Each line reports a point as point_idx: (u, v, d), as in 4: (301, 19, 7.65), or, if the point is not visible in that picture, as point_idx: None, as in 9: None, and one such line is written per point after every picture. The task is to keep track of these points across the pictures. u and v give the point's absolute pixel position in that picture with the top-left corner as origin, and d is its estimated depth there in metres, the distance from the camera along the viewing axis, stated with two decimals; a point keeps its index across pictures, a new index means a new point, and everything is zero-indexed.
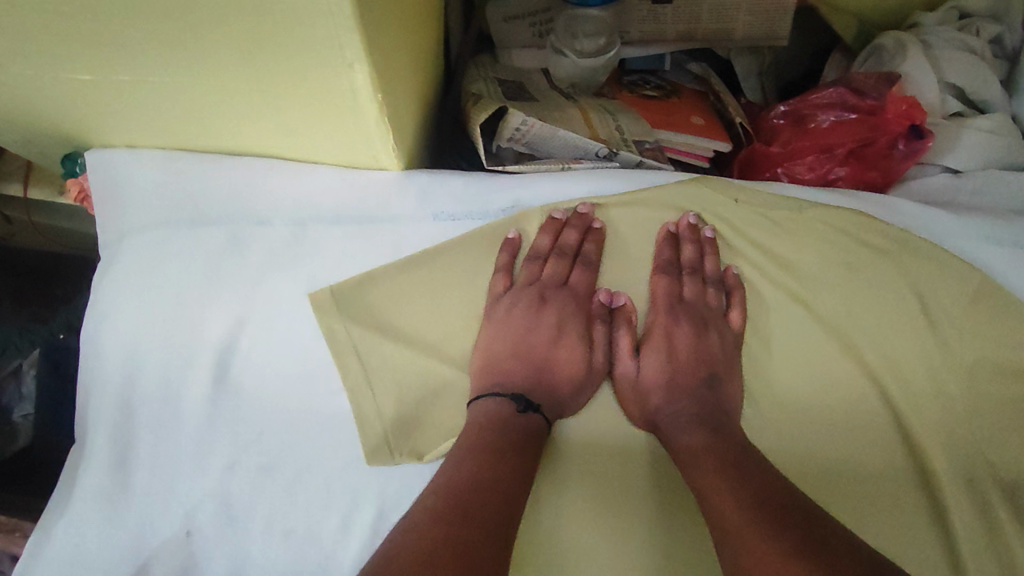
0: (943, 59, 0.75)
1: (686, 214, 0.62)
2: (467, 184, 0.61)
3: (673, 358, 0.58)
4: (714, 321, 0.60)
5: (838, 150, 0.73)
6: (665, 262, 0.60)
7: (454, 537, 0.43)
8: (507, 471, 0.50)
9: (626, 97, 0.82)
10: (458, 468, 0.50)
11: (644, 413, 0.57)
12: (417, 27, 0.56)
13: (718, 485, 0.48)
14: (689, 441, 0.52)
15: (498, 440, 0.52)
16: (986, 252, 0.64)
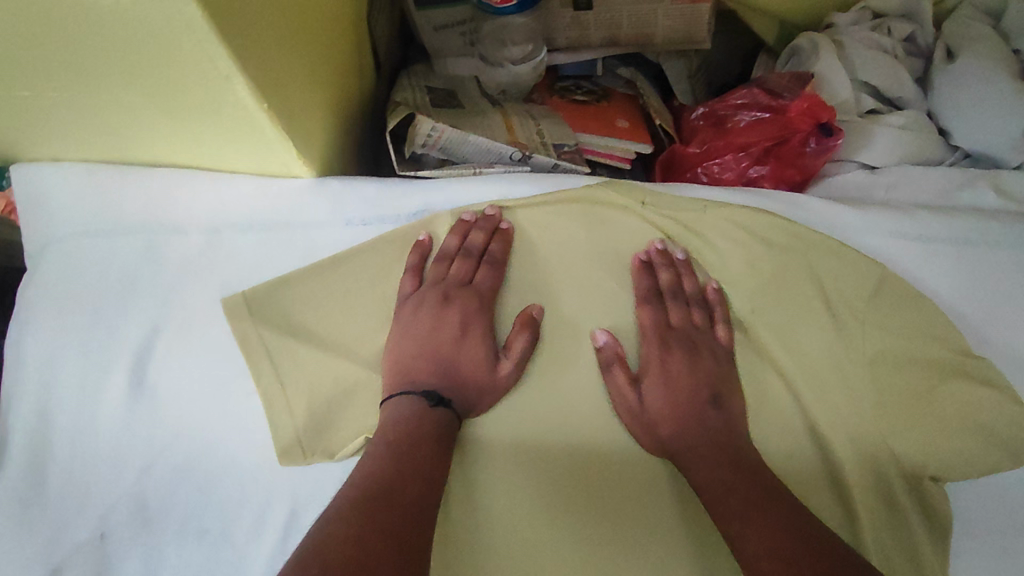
0: (856, 59, 0.78)
1: (652, 243, 0.64)
2: (380, 189, 0.62)
3: (675, 387, 0.60)
4: (704, 342, 0.62)
5: (753, 148, 0.75)
6: (647, 293, 0.63)
7: (376, 521, 0.46)
8: (424, 461, 0.53)
9: (555, 102, 0.84)
10: (376, 459, 0.53)
11: (656, 442, 0.59)
12: (319, 39, 0.58)
13: (750, 531, 0.51)
14: (711, 481, 0.55)
15: (412, 432, 0.54)
16: (891, 246, 0.65)
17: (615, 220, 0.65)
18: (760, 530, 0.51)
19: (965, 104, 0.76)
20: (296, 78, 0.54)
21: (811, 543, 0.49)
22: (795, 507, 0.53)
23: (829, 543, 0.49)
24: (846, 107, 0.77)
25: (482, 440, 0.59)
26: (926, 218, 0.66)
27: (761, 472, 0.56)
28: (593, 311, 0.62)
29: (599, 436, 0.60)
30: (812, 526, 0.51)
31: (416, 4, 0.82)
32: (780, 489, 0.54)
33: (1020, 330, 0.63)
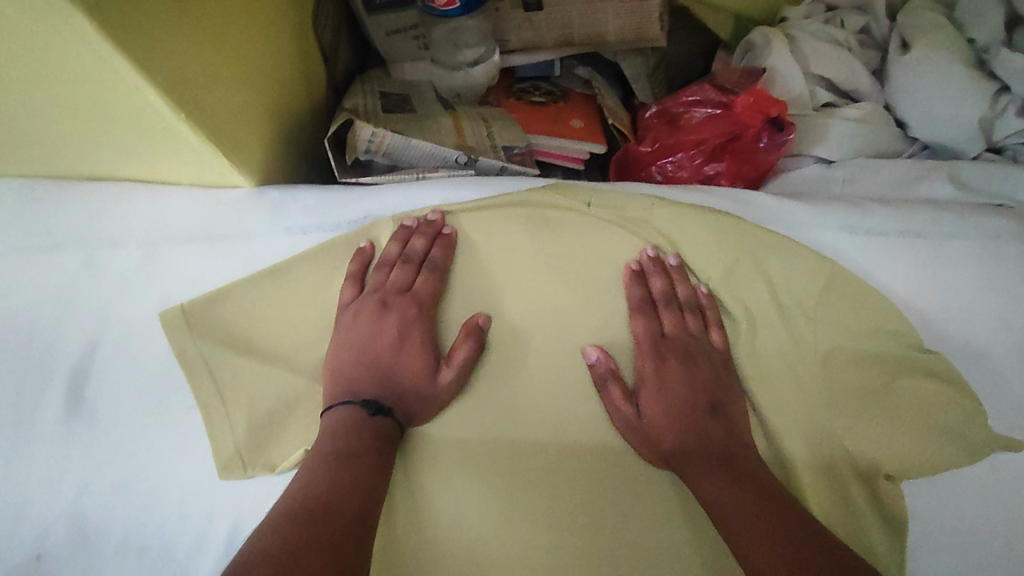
0: (809, 52, 0.77)
1: (644, 249, 0.63)
2: (318, 197, 0.61)
3: (673, 398, 0.58)
4: (699, 348, 0.61)
5: (706, 145, 0.75)
6: (640, 302, 0.61)
7: (309, 539, 0.44)
8: (362, 472, 0.51)
9: (511, 104, 0.84)
10: (314, 471, 0.51)
11: (657, 455, 0.58)
12: (249, 45, 0.58)
13: (756, 543, 0.49)
14: (717, 493, 0.53)
15: (349, 444, 0.53)
16: (841, 242, 0.64)
17: (560, 220, 0.63)
18: (767, 546, 0.48)
19: (921, 94, 0.75)
20: (220, 86, 0.53)
21: (819, 557, 0.47)
22: (800, 516, 0.51)
23: (841, 558, 0.47)
24: (801, 101, 0.77)
25: (421, 450, 0.58)
26: (878, 212, 0.65)
27: (764, 482, 0.54)
28: (540, 315, 0.61)
29: (546, 443, 0.59)
30: (818, 536, 0.49)
31: (366, 9, 0.81)
32: (785, 497, 0.53)
33: (976, 324, 0.62)
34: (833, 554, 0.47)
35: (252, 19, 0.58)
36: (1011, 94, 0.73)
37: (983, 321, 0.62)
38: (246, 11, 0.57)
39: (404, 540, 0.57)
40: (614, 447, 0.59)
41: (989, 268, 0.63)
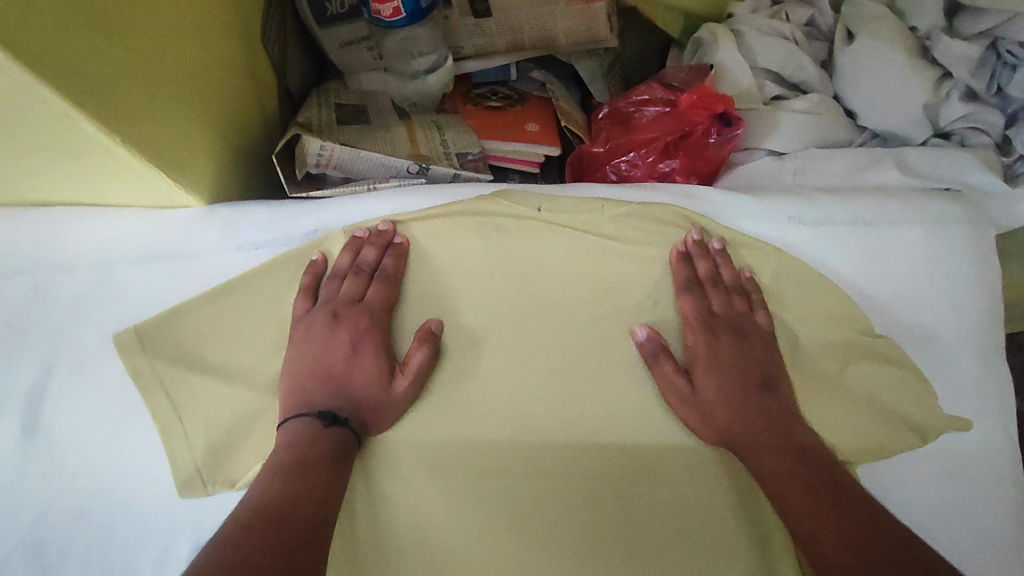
0: (754, 47, 0.79)
1: (690, 232, 0.63)
2: (270, 212, 0.62)
3: (729, 373, 0.58)
4: (749, 327, 0.61)
5: (658, 143, 0.75)
6: (685, 282, 0.62)
7: (266, 551, 0.44)
8: (319, 480, 0.52)
9: (467, 110, 0.84)
10: (272, 483, 0.51)
11: (710, 432, 0.58)
12: (191, 66, 0.58)
13: (811, 517, 0.50)
14: (774, 466, 0.54)
15: (305, 455, 0.53)
16: (791, 234, 0.65)
17: (510, 226, 0.63)
18: (823, 521, 0.49)
19: (865, 84, 0.76)
20: (160, 109, 0.53)
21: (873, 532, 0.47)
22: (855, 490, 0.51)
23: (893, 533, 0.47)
24: (748, 95, 0.78)
25: (380, 459, 0.58)
26: (827, 202, 0.65)
27: (819, 456, 0.55)
28: (495, 319, 0.62)
29: (506, 446, 0.59)
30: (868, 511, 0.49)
31: (317, 22, 0.82)
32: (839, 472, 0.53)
33: (922, 307, 0.64)
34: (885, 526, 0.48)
35: (194, 39, 0.59)
36: (954, 79, 0.74)
37: (930, 305, 0.64)
38: (187, 32, 0.57)
39: (366, 547, 0.57)
40: (572, 447, 0.60)
41: (934, 252, 0.64)
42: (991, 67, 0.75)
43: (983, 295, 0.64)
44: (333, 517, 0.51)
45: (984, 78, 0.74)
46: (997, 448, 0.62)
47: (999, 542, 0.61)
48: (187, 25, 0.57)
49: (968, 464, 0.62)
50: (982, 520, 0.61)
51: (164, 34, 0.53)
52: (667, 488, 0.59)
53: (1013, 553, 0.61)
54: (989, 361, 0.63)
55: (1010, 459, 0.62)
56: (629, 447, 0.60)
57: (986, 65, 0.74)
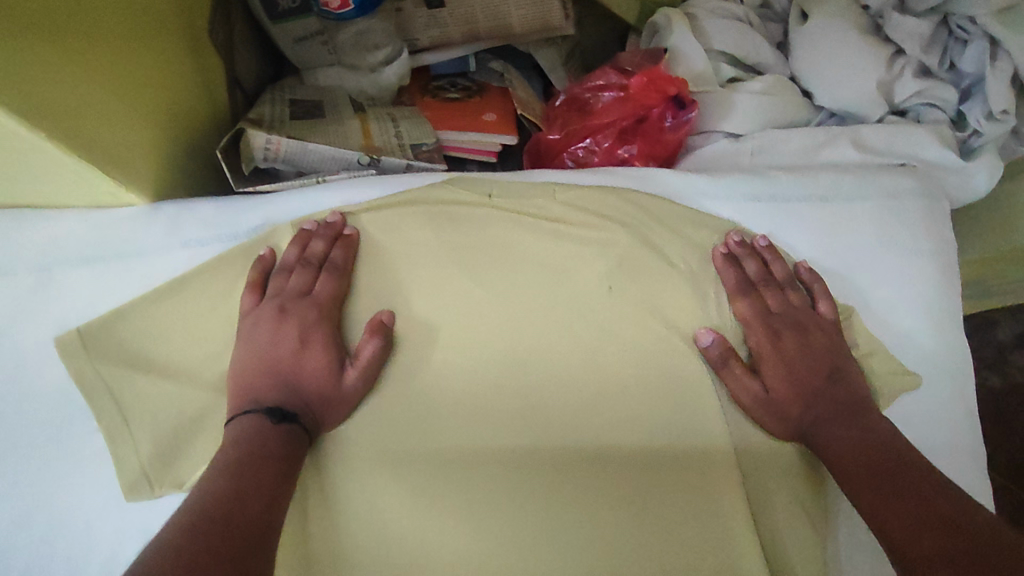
0: (709, 29, 0.78)
1: (730, 235, 0.63)
2: (217, 208, 0.61)
3: (796, 368, 0.58)
4: (810, 320, 0.61)
5: (614, 128, 0.75)
6: (738, 285, 0.61)
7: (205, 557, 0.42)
8: (263, 478, 0.50)
9: (425, 102, 0.83)
10: (213, 484, 0.49)
11: (785, 425, 0.58)
12: (132, 61, 0.57)
13: (879, 493, 0.50)
14: (847, 456, 0.53)
15: (247, 454, 0.51)
16: (744, 212, 0.65)
17: (462, 215, 0.63)
18: (891, 499, 0.49)
19: (819, 63, 0.76)
20: (93, 103, 0.52)
21: (947, 514, 0.46)
22: (930, 473, 0.50)
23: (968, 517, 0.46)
24: (704, 77, 0.77)
25: (333, 456, 0.57)
26: (780, 179, 0.65)
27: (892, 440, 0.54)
28: (448, 309, 0.61)
29: (462, 439, 0.58)
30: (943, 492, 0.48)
31: (269, 18, 0.80)
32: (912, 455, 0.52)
33: (875, 283, 0.64)
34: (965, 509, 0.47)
35: (135, 33, 0.57)
36: (906, 56, 0.75)
37: (885, 280, 0.64)
38: (126, 24, 0.56)
39: (319, 545, 0.56)
40: (530, 438, 0.58)
41: (888, 226, 0.65)
42: (943, 42, 0.75)
43: (936, 268, 0.65)
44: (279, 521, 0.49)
45: (937, 53, 0.75)
46: (952, 418, 0.63)
47: None
48: (126, 18, 0.56)
49: (924, 437, 0.62)
50: None
51: (100, 26, 0.52)
52: (627, 475, 0.58)
53: None
54: (944, 334, 0.64)
55: (964, 429, 0.63)
56: (587, 435, 0.58)
57: (938, 41, 0.75)
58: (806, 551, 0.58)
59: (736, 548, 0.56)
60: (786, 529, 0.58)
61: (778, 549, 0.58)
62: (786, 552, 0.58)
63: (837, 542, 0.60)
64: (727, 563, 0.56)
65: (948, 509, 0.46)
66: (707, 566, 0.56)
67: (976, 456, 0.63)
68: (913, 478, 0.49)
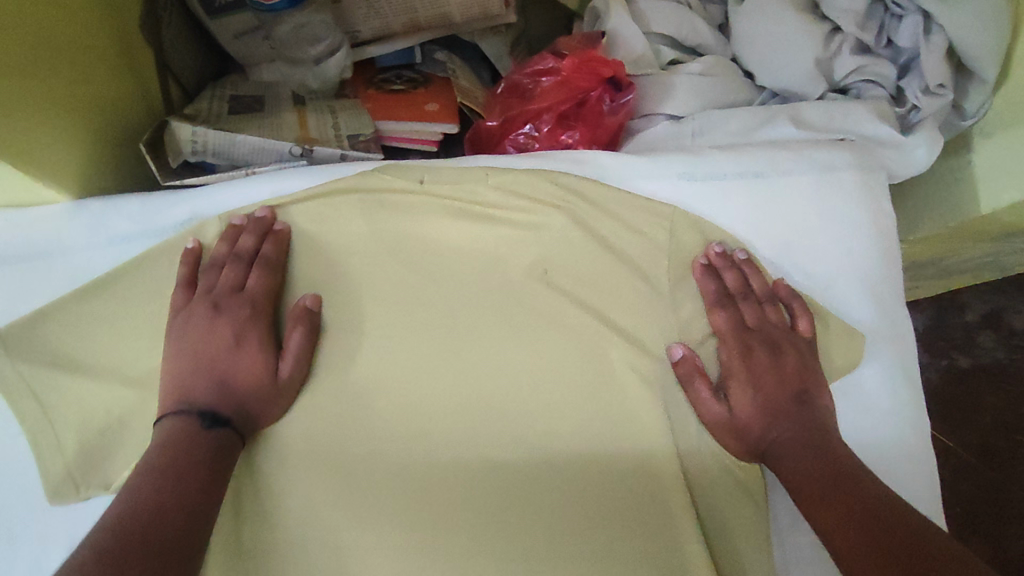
0: (648, 12, 0.78)
1: (711, 245, 0.63)
2: (141, 204, 0.60)
3: (766, 388, 0.58)
4: (785, 339, 0.60)
5: (552, 113, 0.74)
6: (715, 297, 0.61)
7: (127, 570, 0.41)
8: (192, 480, 0.49)
9: (368, 94, 0.82)
10: (138, 492, 0.47)
11: (746, 447, 0.58)
12: (55, 55, 0.56)
13: (830, 515, 0.50)
14: (808, 477, 0.53)
15: (174, 457, 0.50)
16: (680, 190, 0.64)
17: (396, 203, 0.62)
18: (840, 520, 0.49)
19: (760, 42, 0.76)
20: (12, 98, 0.51)
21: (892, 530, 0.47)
22: (882, 491, 0.51)
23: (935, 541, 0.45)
24: (645, 61, 0.77)
25: (268, 448, 0.57)
26: (714, 157, 0.65)
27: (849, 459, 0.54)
28: (382, 298, 0.61)
29: (397, 428, 0.58)
30: (907, 514, 0.48)
31: (207, 14, 0.77)
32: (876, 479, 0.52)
33: (816, 258, 0.64)
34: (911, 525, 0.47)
35: (55, 24, 0.56)
36: (844, 33, 0.75)
37: (825, 254, 0.64)
38: (46, 13, 0.54)
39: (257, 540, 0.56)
40: (467, 423, 0.58)
41: (824, 199, 0.65)
42: (880, 19, 0.75)
43: (874, 240, 0.65)
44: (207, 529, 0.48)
45: (873, 30, 0.75)
46: (893, 388, 0.63)
47: (904, 487, 0.60)
48: (46, 8, 0.54)
49: (866, 409, 0.62)
50: (882, 465, 0.61)
51: (18, 19, 0.51)
52: (562, 458, 0.58)
53: (918, 496, 0.60)
54: (885, 304, 0.64)
55: (908, 398, 0.63)
56: (525, 418, 0.59)
57: (876, 16, 0.75)
58: (749, 527, 0.58)
59: (676, 524, 0.56)
60: (728, 506, 0.58)
61: (717, 524, 0.58)
62: (725, 527, 0.58)
63: (777, 517, 0.59)
64: (668, 542, 0.56)
65: (895, 528, 0.47)
66: (649, 546, 0.56)
67: (922, 424, 0.63)
68: (866, 500, 0.50)
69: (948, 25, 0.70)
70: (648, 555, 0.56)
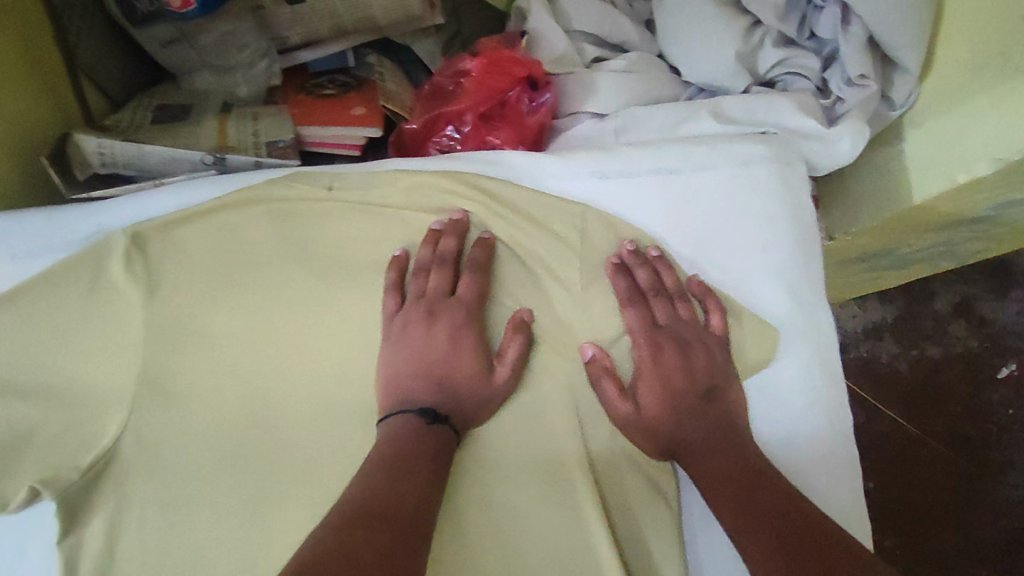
0: (569, 11, 0.78)
1: (623, 243, 0.62)
2: (47, 218, 0.60)
3: (675, 387, 0.58)
4: (697, 336, 0.60)
5: (471, 114, 0.75)
6: (627, 295, 0.60)
7: (370, 548, 0.43)
8: (422, 476, 0.51)
9: (297, 100, 0.82)
10: (375, 476, 0.50)
11: (658, 446, 0.57)
12: None
13: (739, 515, 0.51)
14: (717, 474, 0.54)
15: (409, 450, 0.52)
16: (593, 189, 0.64)
17: (305, 212, 0.62)
18: (749, 518, 0.50)
19: (681, 40, 0.75)
20: None
21: (799, 531, 0.48)
22: (787, 490, 0.52)
23: (847, 552, 0.46)
24: (567, 59, 0.77)
25: (173, 457, 0.57)
26: (627, 154, 0.64)
27: (757, 459, 0.55)
28: (291, 306, 0.60)
29: (306, 436, 0.58)
30: (815, 521, 0.49)
31: (131, 22, 0.75)
32: (777, 474, 0.53)
33: (731, 253, 0.63)
34: (815, 522, 0.49)
35: None
36: (764, 26, 0.74)
37: (739, 250, 0.64)
38: None
39: (159, 553, 0.55)
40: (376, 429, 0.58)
41: (739, 194, 0.64)
42: (801, 10, 0.74)
43: (791, 235, 0.64)
44: (415, 542, 0.47)
45: (794, 23, 0.74)
46: (811, 383, 0.62)
47: (817, 482, 0.60)
48: None
49: (780, 404, 0.61)
50: (796, 461, 0.60)
51: None
52: (471, 462, 0.57)
53: (832, 493, 0.60)
54: (801, 296, 0.63)
55: (828, 391, 0.62)
56: None
57: (796, 8, 0.74)
58: (661, 529, 0.57)
59: (589, 529, 0.56)
60: (640, 507, 0.57)
61: (631, 526, 0.57)
62: (639, 529, 0.57)
63: (689, 517, 0.59)
64: (579, 544, 0.55)
65: (800, 527, 0.48)
66: (561, 551, 0.55)
67: (842, 419, 0.62)
68: (774, 500, 0.51)
69: (865, 15, 0.68)
70: (559, 559, 0.55)
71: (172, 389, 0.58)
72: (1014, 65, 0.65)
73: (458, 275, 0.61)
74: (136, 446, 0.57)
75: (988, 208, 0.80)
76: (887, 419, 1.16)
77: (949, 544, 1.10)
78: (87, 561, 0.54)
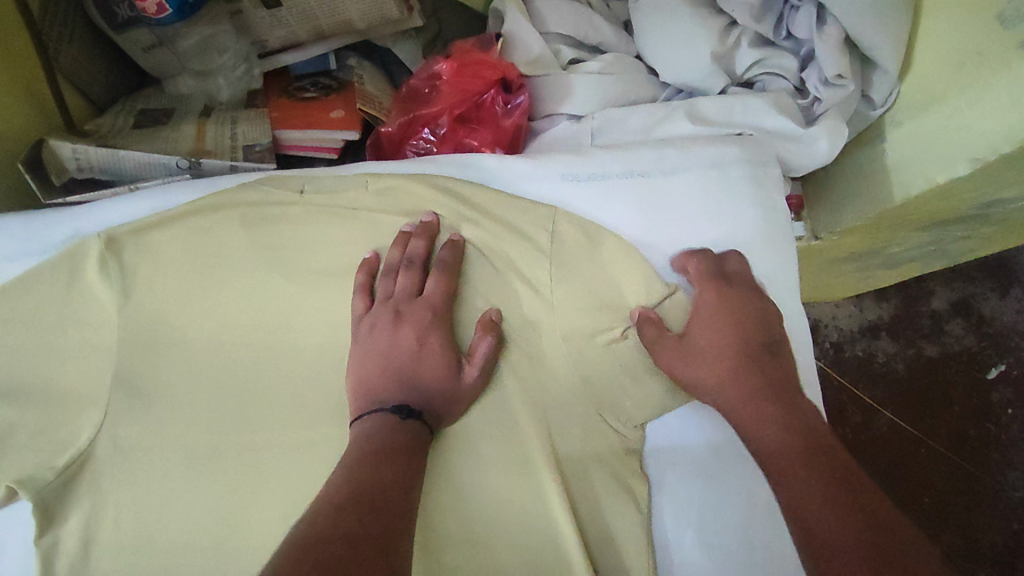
0: (546, 12, 0.78)
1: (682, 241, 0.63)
2: (24, 223, 0.62)
3: (734, 329, 0.57)
4: (759, 297, 0.59)
5: (447, 116, 0.76)
6: (702, 253, 0.61)
7: (353, 535, 0.42)
8: (402, 462, 0.50)
9: (279, 104, 0.81)
10: (358, 467, 0.48)
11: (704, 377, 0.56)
12: None
13: (798, 471, 0.48)
14: (779, 443, 0.50)
15: (388, 441, 0.51)
16: (563, 190, 0.65)
17: (278, 215, 0.63)
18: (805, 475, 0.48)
19: (657, 41, 0.75)
20: None
21: (862, 497, 0.46)
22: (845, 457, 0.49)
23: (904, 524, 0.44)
24: (543, 61, 0.77)
25: (147, 459, 0.57)
26: (597, 155, 0.65)
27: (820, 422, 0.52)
28: (266, 309, 0.61)
29: (279, 438, 0.58)
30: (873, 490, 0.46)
31: (110, 27, 0.75)
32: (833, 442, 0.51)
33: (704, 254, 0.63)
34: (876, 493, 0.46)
35: None
36: (741, 27, 0.74)
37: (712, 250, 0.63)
38: None
39: (131, 553, 0.55)
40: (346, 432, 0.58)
41: (711, 193, 0.64)
42: (778, 11, 0.74)
43: (765, 231, 0.64)
44: (404, 527, 0.46)
45: (771, 22, 0.74)
46: None
47: None
48: None
49: None
50: None
51: None
52: (441, 464, 0.57)
53: None
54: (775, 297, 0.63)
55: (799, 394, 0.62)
56: None
57: (773, 8, 0.73)
58: (630, 531, 0.57)
59: (558, 530, 0.56)
60: (611, 510, 0.57)
61: (602, 529, 0.57)
62: (609, 531, 0.57)
63: (660, 519, 0.59)
64: (547, 545, 0.55)
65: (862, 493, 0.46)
66: (529, 552, 0.55)
67: None
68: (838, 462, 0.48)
69: (840, 16, 0.68)
70: (527, 560, 0.55)
71: (147, 391, 0.59)
72: (992, 64, 0.64)
73: (426, 276, 0.61)
74: (109, 448, 0.57)
75: (973, 207, 0.79)
76: (882, 419, 1.15)
77: (947, 543, 1.08)
78: (59, 561, 0.55)
